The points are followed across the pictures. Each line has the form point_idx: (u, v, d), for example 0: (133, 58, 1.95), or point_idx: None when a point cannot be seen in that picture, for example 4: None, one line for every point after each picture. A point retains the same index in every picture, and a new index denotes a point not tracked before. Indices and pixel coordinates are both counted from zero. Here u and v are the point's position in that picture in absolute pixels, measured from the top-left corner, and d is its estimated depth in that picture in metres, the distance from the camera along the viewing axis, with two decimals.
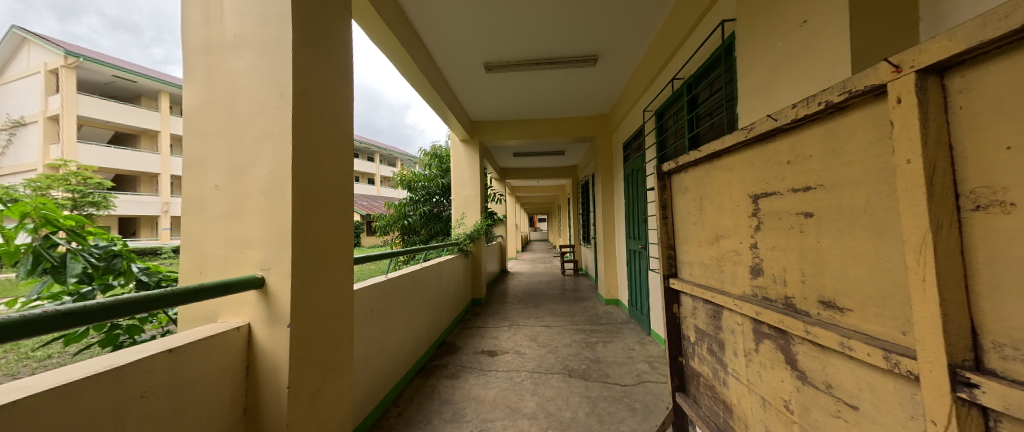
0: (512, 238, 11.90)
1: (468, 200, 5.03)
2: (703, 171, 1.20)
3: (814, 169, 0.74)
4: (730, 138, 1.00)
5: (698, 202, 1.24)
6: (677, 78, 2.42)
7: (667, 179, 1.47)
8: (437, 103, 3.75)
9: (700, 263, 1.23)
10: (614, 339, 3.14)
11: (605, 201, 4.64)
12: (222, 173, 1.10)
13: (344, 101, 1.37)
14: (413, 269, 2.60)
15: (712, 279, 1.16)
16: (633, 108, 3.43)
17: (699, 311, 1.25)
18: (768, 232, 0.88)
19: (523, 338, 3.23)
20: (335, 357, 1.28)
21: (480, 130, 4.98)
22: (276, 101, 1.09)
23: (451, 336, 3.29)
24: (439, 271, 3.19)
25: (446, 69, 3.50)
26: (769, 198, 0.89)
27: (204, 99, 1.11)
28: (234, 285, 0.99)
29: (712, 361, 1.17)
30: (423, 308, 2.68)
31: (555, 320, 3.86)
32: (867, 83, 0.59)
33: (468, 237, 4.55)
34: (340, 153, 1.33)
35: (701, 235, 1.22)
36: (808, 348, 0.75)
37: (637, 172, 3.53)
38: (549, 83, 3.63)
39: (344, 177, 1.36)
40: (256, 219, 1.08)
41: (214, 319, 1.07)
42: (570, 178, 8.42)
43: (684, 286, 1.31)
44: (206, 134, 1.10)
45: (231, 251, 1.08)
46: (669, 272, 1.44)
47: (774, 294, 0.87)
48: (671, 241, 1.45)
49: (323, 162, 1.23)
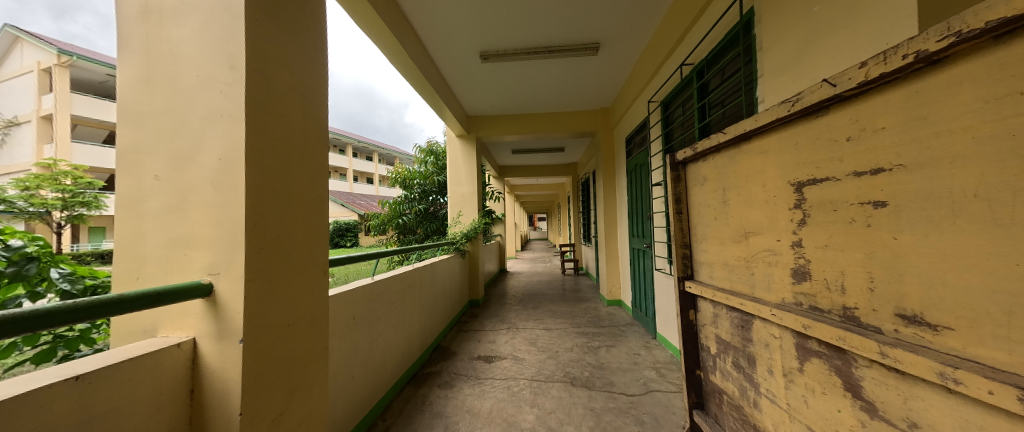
0: (511, 237, 11.71)
1: (464, 198, 4.86)
2: (726, 158, 1.03)
3: (887, 146, 0.58)
4: (765, 116, 0.83)
5: (720, 193, 1.07)
6: (685, 64, 2.25)
7: (681, 169, 1.31)
8: (431, 95, 3.58)
9: (723, 265, 1.07)
10: (618, 343, 2.98)
11: (607, 199, 4.48)
12: (165, 161, 0.93)
13: (315, 80, 1.20)
14: (404, 269, 2.43)
15: (739, 284, 1.00)
16: (637, 99, 3.26)
17: (722, 319, 1.09)
18: (818, 228, 0.72)
19: (522, 342, 3.06)
20: (306, 374, 1.12)
21: (477, 125, 4.82)
22: (226, 75, 0.93)
23: (445, 340, 3.13)
24: (433, 272, 3.03)
25: (440, 59, 3.32)
26: (818, 186, 0.72)
27: (143, 76, 0.95)
28: (177, 292, 0.82)
29: (738, 378, 1.01)
30: (415, 312, 2.52)
31: (556, 322, 3.70)
32: (992, 19, 0.42)
33: (465, 237, 4.39)
34: (310, 139, 1.17)
35: (724, 232, 1.05)
36: (880, 374, 0.60)
37: (641, 167, 3.36)
38: (549, 74, 3.46)
39: (316, 167, 1.20)
40: (197, 215, 0.91)
41: (154, 333, 0.91)
42: (571, 175, 8.24)
43: (703, 291, 1.15)
44: (144, 116, 0.94)
45: (174, 252, 0.92)
46: (683, 274, 1.28)
47: (826, 303, 0.71)
48: (685, 239, 1.29)
49: (287, 149, 1.06)
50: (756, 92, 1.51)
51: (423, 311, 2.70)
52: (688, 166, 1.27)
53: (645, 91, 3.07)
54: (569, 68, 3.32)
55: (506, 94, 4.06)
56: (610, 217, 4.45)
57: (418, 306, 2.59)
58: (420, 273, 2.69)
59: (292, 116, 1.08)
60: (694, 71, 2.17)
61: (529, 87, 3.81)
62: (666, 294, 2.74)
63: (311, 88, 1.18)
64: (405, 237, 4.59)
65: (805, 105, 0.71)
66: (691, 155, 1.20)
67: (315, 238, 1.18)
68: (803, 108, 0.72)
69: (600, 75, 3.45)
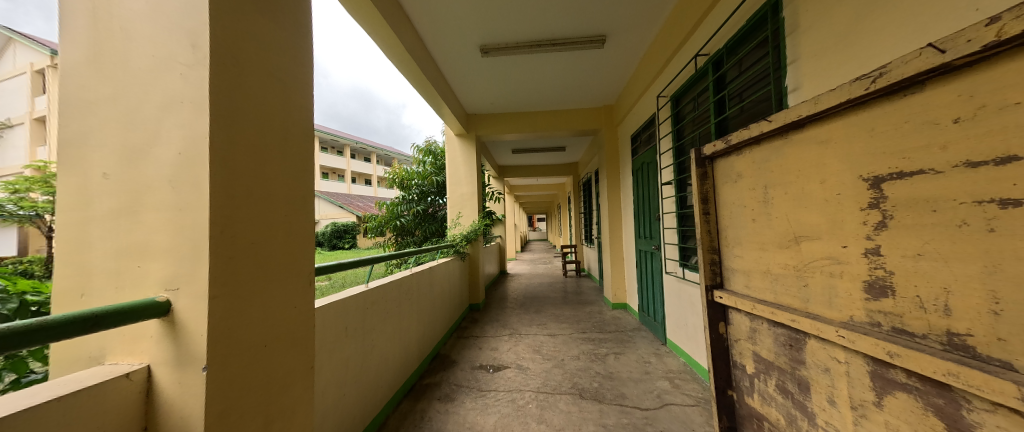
0: (510, 238, 11.55)
1: (463, 199, 4.71)
2: (769, 150, 0.89)
3: (1014, 126, 0.44)
4: (830, 97, 0.69)
5: (759, 192, 0.93)
6: (699, 56, 2.11)
7: (708, 165, 1.17)
8: (429, 92, 3.44)
9: (765, 273, 0.93)
10: (626, 350, 2.84)
11: (612, 199, 4.33)
12: (112, 155, 0.74)
13: (297, 65, 1.04)
14: (400, 275, 2.28)
15: (787, 296, 0.86)
16: (646, 94, 3.12)
17: (762, 335, 0.96)
18: (908, 233, 0.58)
19: (525, 350, 2.92)
20: (291, 402, 0.96)
21: (477, 123, 4.68)
22: (186, 54, 0.74)
23: (445, 348, 2.98)
24: (432, 276, 2.88)
25: (439, 54, 3.18)
26: (902, 181, 0.58)
27: (89, 54, 0.76)
28: (127, 313, 0.64)
29: (784, 404, 0.88)
30: (412, 320, 2.37)
31: (560, 327, 3.56)
32: None
33: (465, 239, 4.24)
34: (293, 132, 1.01)
35: (766, 236, 0.91)
36: (1014, 423, 0.46)
37: (648, 166, 3.22)
38: (552, 69, 3.32)
39: (301, 163, 1.05)
40: (151, 219, 0.73)
41: (101, 360, 0.73)
42: (572, 175, 8.11)
43: (738, 302, 1.02)
44: (89, 101, 0.75)
45: (121, 266, 0.73)
46: (712, 283, 1.15)
47: (920, 326, 0.57)
48: (713, 243, 1.15)
49: (267, 143, 0.90)
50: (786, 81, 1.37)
51: (421, 318, 2.55)
52: (717, 161, 1.13)
53: (654, 86, 2.93)
54: (574, 62, 3.18)
55: (507, 90, 3.92)
56: (614, 218, 4.32)
57: (416, 314, 2.44)
58: (418, 278, 2.54)
59: (272, 105, 0.92)
60: (709, 63, 2.03)
61: (531, 82, 3.67)
62: (678, 298, 2.60)
63: (293, 74, 1.02)
64: (403, 239, 4.46)
65: (891, 81, 0.57)
66: (722, 149, 1.06)
67: (300, 245, 1.03)
68: (887, 84, 0.58)
69: (606, 69, 3.31)
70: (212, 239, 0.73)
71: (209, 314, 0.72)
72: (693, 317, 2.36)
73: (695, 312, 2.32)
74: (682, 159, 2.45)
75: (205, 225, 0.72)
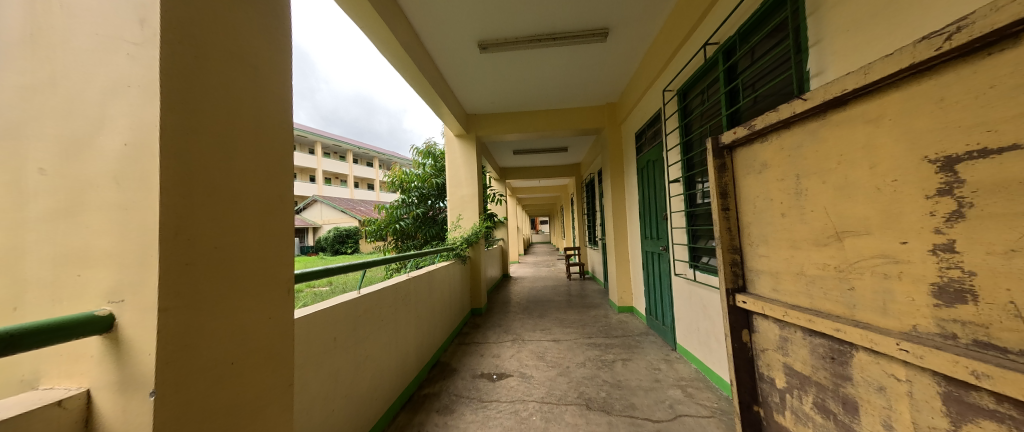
0: (513, 241, 11.43)
1: (464, 201, 4.61)
2: (802, 134, 0.79)
3: None
4: (885, 64, 0.58)
5: (790, 182, 0.83)
6: (708, 45, 2.01)
7: (727, 156, 1.06)
8: (428, 92, 3.36)
9: (797, 274, 0.82)
10: (634, 356, 2.72)
11: (616, 199, 4.22)
12: (51, 148, 0.64)
13: (275, 51, 0.95)
14: (397, 280, 2.19)
15: (827, 300, 0.75)
16: (651, 89, 3.01)
17: (794, 345, 0.84)
18: (995, 224, 0.48)
19: (529, 357, 2.80)
20: (268, 425, 0.86)
21: (477, 124, 4.59)
22: (135, 32, 0.64)
23: (445, 356, 2.87)
24: (432, 280, 2.79)
25: (436, 53, 3.10)
26: (984, 161, 0.48)
27: (25, 33, 0.66)
28: (59, 331, 0.54)
29: (824, 425, 0.77)
30: (410, 327, 2.26)
31: (565, 332, 3.44)
32: None
33: (466, 242, 4.13)
34: (270, 123, 0.91)
35: (799, 232, 0.81)
36: None
37: (654, 164, 3.12)
38: (553, 65, 3.24)
39: (281, 158, 0.96)
40: (92, 219, 0.63)
41: (36, 385, 0.62)
42: (575, 176, 8.01)
43: (765, 307, 0.91)
44: (24, 86, 0.65)
45: (60, 276, 0.63)
46: (733, 286, 1.04)
47: (1014, 340, 0.46)
48: (735, 241, 1.04)
49: (239, 134, 0.81)
50: (808, 64, 1.27)
51: (420, 325, 2.45)
52: (737, 150, 1.03)
53: (659, 80, 2.83)
54: (575, 57, 3.09)
55: (507, 89, 3.84)
56: (619, 219, 4.21)
57: (414, 320, 2.34)
58: (417, 283, 2.44)
59: (243, 92, 0.83)
60: (719, 52, 1.92)
61: (531, 80, 3.59)
62: (688, 301, 2.48)
63: (270, 59, 0.93)
64: (403, 243, 4.40)
65: (975, 36, 0.46)
66: (743, 136, 0.96)
67: (280, 247, 0.93)
68: (967, 41, 0.47)
69: (608, 64, 3.21)
70: (165, 242, 0.63)
71: (159, 330, 0.61)
72: (705, 321, 2.24)
73: (707, 316, 2.20)
74: (691, 155, 2.34)
75: (155, 226, 0.62)
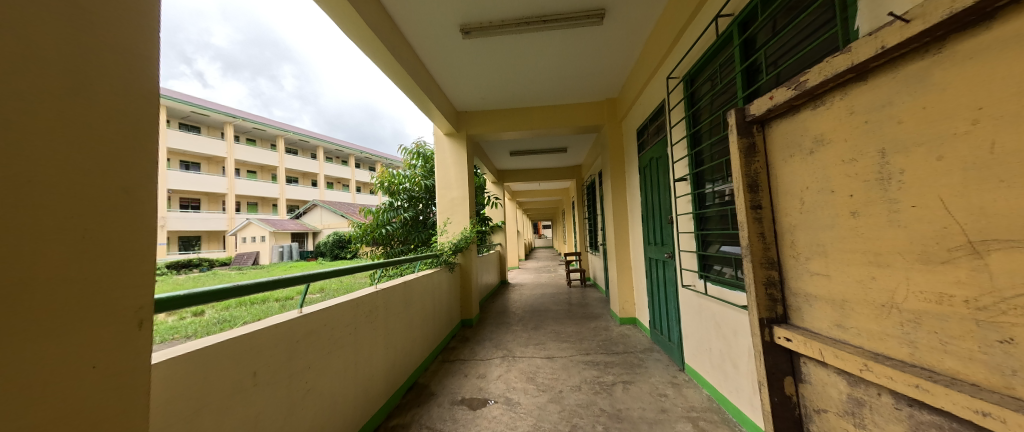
0: (513, 245, 11.09)
1: (454, 204, 4.33)
2: (890, 88, 0.50)
3: None
4: None
5: (870, 163, 0.53)
6: (720, 18, 1.73)
7: (757, 134, 0.77)
8: (413, 88, 3.12)
9: (882, 307, 0.53)
10: (636, 377, 2.40)
11: (617, 201, 3.92)
12: None
13: None
14: (360, 292, 1.91)
15: (947, 357, 0.45)
16: (654, 78, 2.74)
17: (877, 414, 0.54)
18: None
19: (517, 378, 2.49)
20: None
21: (468, 122, 4.33)
22: None
23: (424, 376, 2.57)
24: (409, 291, 2.52)
25: (420, 45, 2.86)
26: None
27: None
28: None
29: None
30: (377, 346, 1.98)
31: (560, 348, 3.12)
32: None
33: (455, 248, 3.84)
34: (94, 85, 0.65)
35: (887, 241, 0.51)
36: None
37: (657, 161, 2.83)
38: (546, 54, 2.98)
39: (120, 137, 0.69)
40: None
41: None
42: (574, 178, 7.72)
43: (823, 351, 0.60)
44: None
45: None
46: (768, 315, 0.73)
47: None
48: (770, 252, 0.75)
49: (22, 97, 0.55)
50: (856, 22, 0.99)
51: (391, 344, 2.16)
52: (773, 124, 0.74)
53: (663, 67, 2.55)
54: (570, 45, 2.83)
55: (498, 83, 3.58)
56: (619, 223, 3.90)
57: (383, 338, 2.05)
58: (387, 295, 2.15)
59: (31, 29, 0.56)
60: (733, 25, 1.64)
61: (523, 73, 3.34)
62: (697, 316, 2.17)
63: None
64: (390, 248, 4.16)
65: None
66: (784, 101, 0.66)
67: (104, 262, 0.66)
68: None
69: (606, 52, 2.95)
70: None
71: None
72: (718, 340, 1.93)
73: (720, 335, 1.89)
74: (699, 149, 2.06)
75: None
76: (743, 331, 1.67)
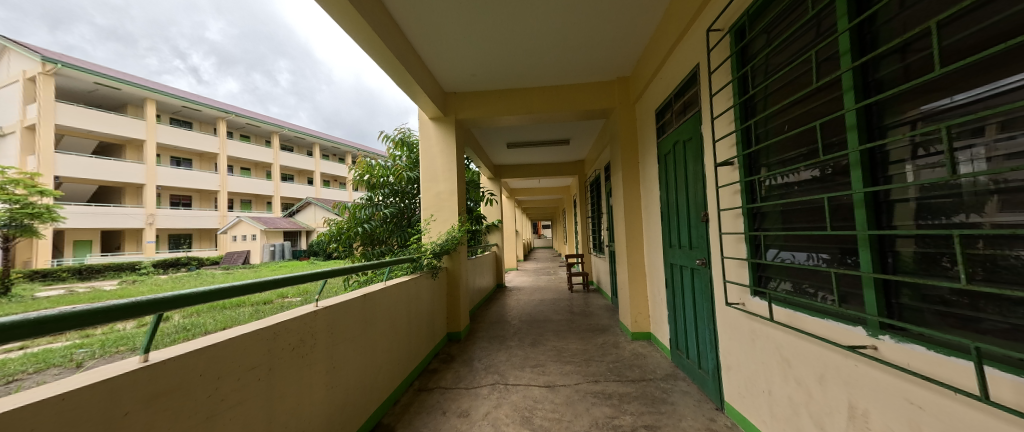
0: (511, 246, 10.54)
1: (440, 199, 3.75)
2: None
3: None
4: None
5: None
6: None
7: None
8: (389, 60, 2.58)
9: None
10: (662, 420, 1.86)
11: (629, 195, 3.39)
12: None
13: None
14: (284, 316, 1.36)
15: None
16: (683, 40, 2.20)
17: None
18: None
19: (509, 419, 1.94)
20: None
21: (458, 106, 3.77)
22: None
23: (391, 414, 2.03)
24: (373, 305, 1.98)
25: (395, 4, 2.30)
26: None
27: None
28: None
29: None
30: (315, 387, 1.44)
31: (562, 373, 2.58)
32: None
33: (440, 250, 3.28)
34: None
35: None
36: None
37: (685, 144, 2.29)
38: (552, 14, 2.43)
39: None
40: None
41: None
42: (577, 173, 7.19)
43: None
44: None
45: None
46: None
47: None
48: None
49: None
50: None
51: (339, 381, 1.61)
52: None
53: (697, 25, 2.02)
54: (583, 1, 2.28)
55: (493, 57, 3.02)
56: (631, 223, 3.35)
57: (323, 376, 1.50)
58: (334, 315, 1.61)
59: None
60: None
61: (523, 42, 2.79)
62: (748, 344, 1.64)
63: None
64: (369, 250, 3.66)
65: None
66: None
67: None
68: None
69: (625, 10, 2.39)
70: None
71: None
72: (785, 383, 1.39)
73: (792, 378, 1.35)
74: (751, 123, 1.53)
75: None
76: (837, 379, 1.14)
